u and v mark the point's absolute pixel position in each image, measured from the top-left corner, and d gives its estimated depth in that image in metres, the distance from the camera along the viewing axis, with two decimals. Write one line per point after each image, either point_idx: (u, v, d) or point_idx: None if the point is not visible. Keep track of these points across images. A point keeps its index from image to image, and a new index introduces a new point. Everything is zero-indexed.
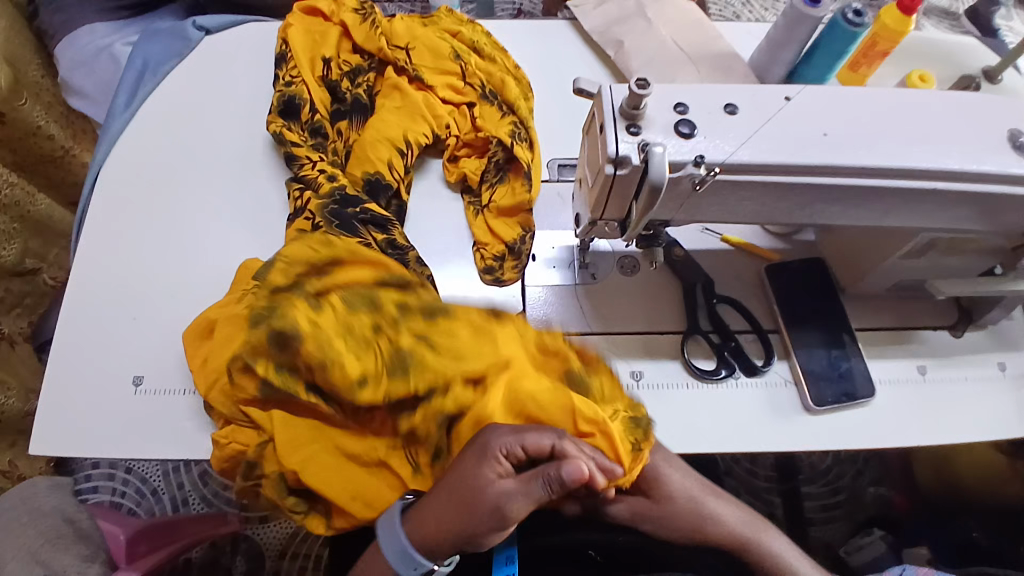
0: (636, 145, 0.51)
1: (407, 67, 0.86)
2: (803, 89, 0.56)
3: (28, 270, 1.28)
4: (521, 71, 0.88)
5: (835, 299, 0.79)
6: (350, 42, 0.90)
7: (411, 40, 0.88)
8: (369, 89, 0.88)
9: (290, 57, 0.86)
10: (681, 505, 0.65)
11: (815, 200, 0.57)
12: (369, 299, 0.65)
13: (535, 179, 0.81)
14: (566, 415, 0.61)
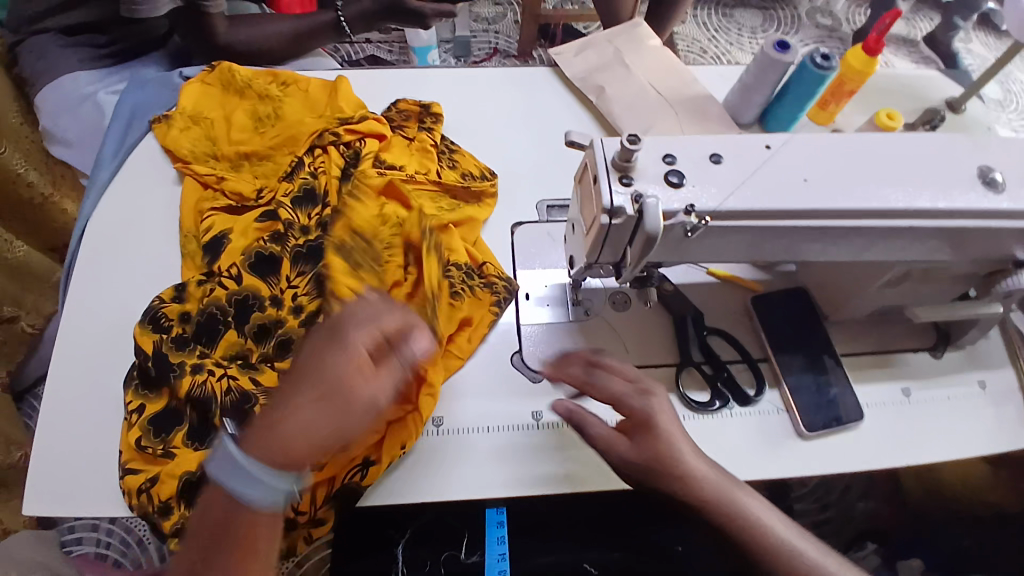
0: (630, 196, 0.53)
1: (334, 136, 0.85)
2: (784, 137, 0.59)
3: (6, 318, 1.27)
4: (437, 118, 0.90)
5: (819, 326, 0.82)
6: (260, 142, 0.88)
7: (326, 111, 0.90)
8: (314, 171, 0.84)
9: (217, 153, 0.88)
10: (653, 453, 0.63)
11: (799, 238, 0.59)
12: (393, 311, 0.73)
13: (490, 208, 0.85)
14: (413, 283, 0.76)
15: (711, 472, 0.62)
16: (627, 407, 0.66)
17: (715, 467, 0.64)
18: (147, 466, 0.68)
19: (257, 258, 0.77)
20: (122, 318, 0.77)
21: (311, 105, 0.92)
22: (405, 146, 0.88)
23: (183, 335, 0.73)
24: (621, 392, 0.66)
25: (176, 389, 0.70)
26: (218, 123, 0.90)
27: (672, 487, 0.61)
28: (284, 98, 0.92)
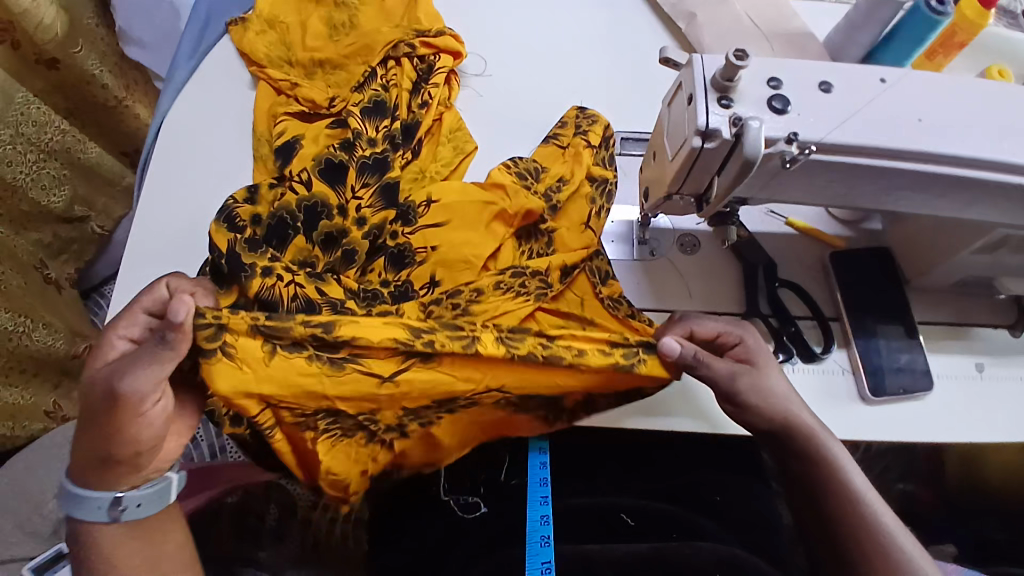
0: (728, 118, 0.50)
1: (409, 49, 0.83)
2: (899, 72, 0.54)
3: (76, 217, 1.31)
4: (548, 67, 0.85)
5: (899, 289, 0.77)
6: (331, 52, 0.86)
7: (403, 22, 0.87)
8: (386, 83, 0.82)
9: (291, 58, 0.86)
10: (774, 390, 0.64)
11: (900, 185, 0.55)
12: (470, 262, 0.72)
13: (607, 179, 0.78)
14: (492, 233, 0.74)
15: (815, 420, 0.65)
16: (733, 338, 0.66)
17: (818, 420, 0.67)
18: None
19: (328, 164, 0.76)
20: (191, 217, 0.79)
21: (387, 14, 0.89)
22: (557, 154, 0.79)
23: (254, 237, 0.71)
24: (718, 326, 0.66)
25: (245, 288, 0.67)
26: (294, 28, 0.89)
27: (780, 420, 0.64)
28: (359, 6, 0.89)
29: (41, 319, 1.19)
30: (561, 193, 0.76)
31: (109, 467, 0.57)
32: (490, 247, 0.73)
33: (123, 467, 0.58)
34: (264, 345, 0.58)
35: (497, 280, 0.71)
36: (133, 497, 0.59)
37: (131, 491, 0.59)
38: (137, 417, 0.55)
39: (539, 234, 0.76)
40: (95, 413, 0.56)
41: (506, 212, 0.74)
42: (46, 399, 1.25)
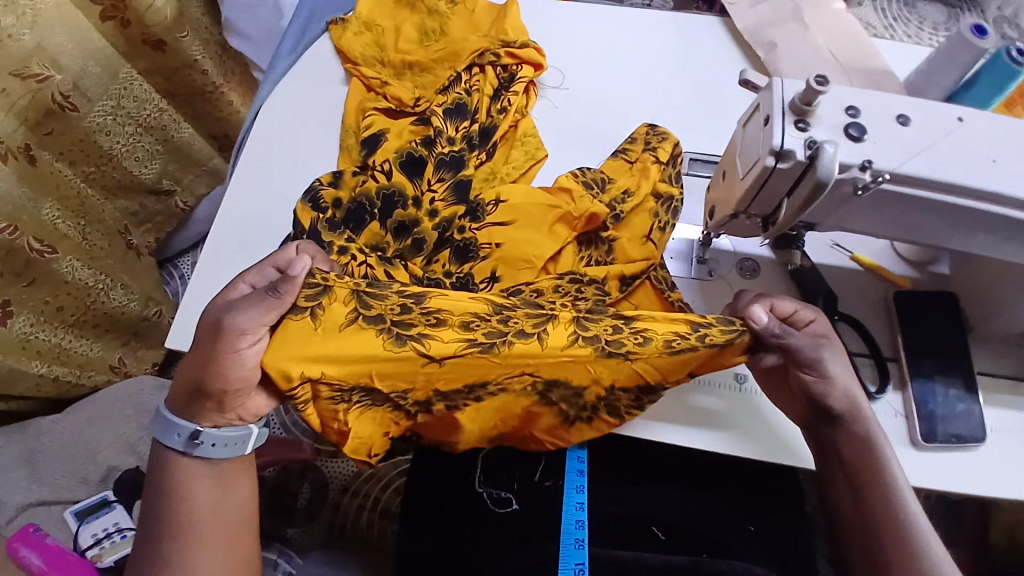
0: (803, 141, 0.52)
1: (494, 58, 0.88)
2: (978, 112, 0.55)
3: (163, 190, 1.41)
4: (620, 87, 0.90)
5: (961, 336, 0.76)
6: (420, 56, 0.92)
7: (490, 33, 0.92)
8: (469, 88, 0.87)
9: (383, 59, 0.92)
10: (844, 375, 0.65)
11: (971, 223, 0.55)
12: (525, 259, 0.76)
13: (671, 190, 0.79)
14: (548, 234, 0.77)
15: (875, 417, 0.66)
16: (808, 315, 0.67)
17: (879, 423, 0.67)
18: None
19: (409, 157, 0.81)
20: (275, 197, 0.84)
21: (475, 26, 0.94)
22: (624, 168, 0.81)
23: (334, 218, 0.78)
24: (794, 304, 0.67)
25: None
26: (388, 33, 0.95)
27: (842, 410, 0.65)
28: (450, 16, 0.95)
29: (119, 279, 1.29)
30: (626, 205, 0.79)
31: (199, 400, 0.63)
32: (551, 250, 0.76)
33: (210, 403, 0.62)
34: (348, 314, 0.63)
35: (556, 284, 0.74)
36: (211, 435, 0.64)
37: (211, 429, 0.64)
38: (231, 355, 0.60)
39: (600, 242, 0.79)
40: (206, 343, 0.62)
41: (569, 215, 0.77)
42: (114, 354, 1.33)
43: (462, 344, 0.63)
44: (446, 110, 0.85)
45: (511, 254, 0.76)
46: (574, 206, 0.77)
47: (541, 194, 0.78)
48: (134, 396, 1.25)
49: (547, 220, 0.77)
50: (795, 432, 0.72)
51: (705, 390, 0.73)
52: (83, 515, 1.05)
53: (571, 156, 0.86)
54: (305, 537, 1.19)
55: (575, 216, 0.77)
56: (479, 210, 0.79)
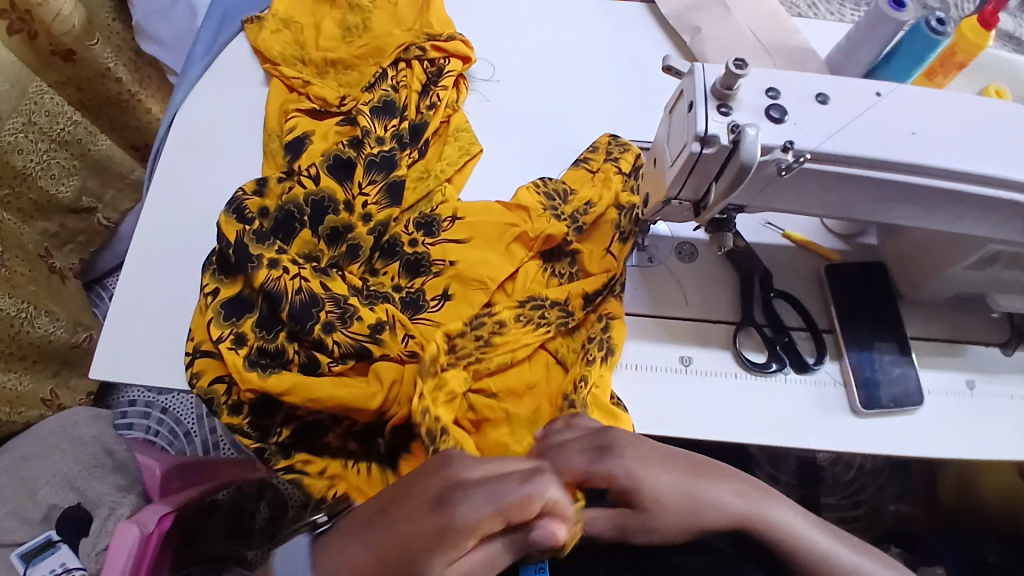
0: (726, 126, 0.51)
1: (420, 52, 0.85)
2: (892, 86, 0.56)
3: (84, 208, 1.33)
4: (551, 76, 0.89)
5: (892, 303, 0.79)
6: (343, 53, 0.88)
7: (415, 27, 0.90)
8: (395, 85, 0.84)
9: (304, 57, 0.88)
10: (668, 508, 0.52)
11: (893, 195, 0.56)
12: (479, 279, 0.73)
13: (632, 200, 0.79)
14: (503, 252, 0.75)
15: (733, 501, 0.53)
16: (601, 477, 0.51)
17: (743, 481, 0.56)
18: (213, 351, 0.71)
19: (337, 163, 0.79)
20: (199, 210, 0.80)
21: (399, 19, 0.91)
22: (585, 178, 0.80)
23: (262, 229, 0.74)
24: (580, 464, 0.52)
25: (252, 278, 0.71)
26: (308, 30, 0.91)
27: (688, 530, 0.52)
28: (373, 10, 0.91)
29: (44, 307, 1.20)
30: (587, 216, 0.78)
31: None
32: (507, 269, 0.74)
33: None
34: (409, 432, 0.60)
35: (518, 312, 0.73)
36: None
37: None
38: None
39: (562, 256, 0.79)
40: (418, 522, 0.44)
41: (525, 235, 0.76)
42: (44, 387, 1.23)
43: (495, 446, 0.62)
44: (374, 109, 0.83)
45: (459, 272, 0.74)
46: (529, 224, 0.76)
47: (495, 212, 0.76)
48: (68, 429, 1.11)
49: (502, 238, 0.75)
50: (744, 410, 0.73)
51: (653, 376, 0.73)
52: (28, 557, 0.99)
53: (506, 151, 0.84)
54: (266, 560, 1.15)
55: (534, 232, 0.76)
56: (430, 229, 0.77)
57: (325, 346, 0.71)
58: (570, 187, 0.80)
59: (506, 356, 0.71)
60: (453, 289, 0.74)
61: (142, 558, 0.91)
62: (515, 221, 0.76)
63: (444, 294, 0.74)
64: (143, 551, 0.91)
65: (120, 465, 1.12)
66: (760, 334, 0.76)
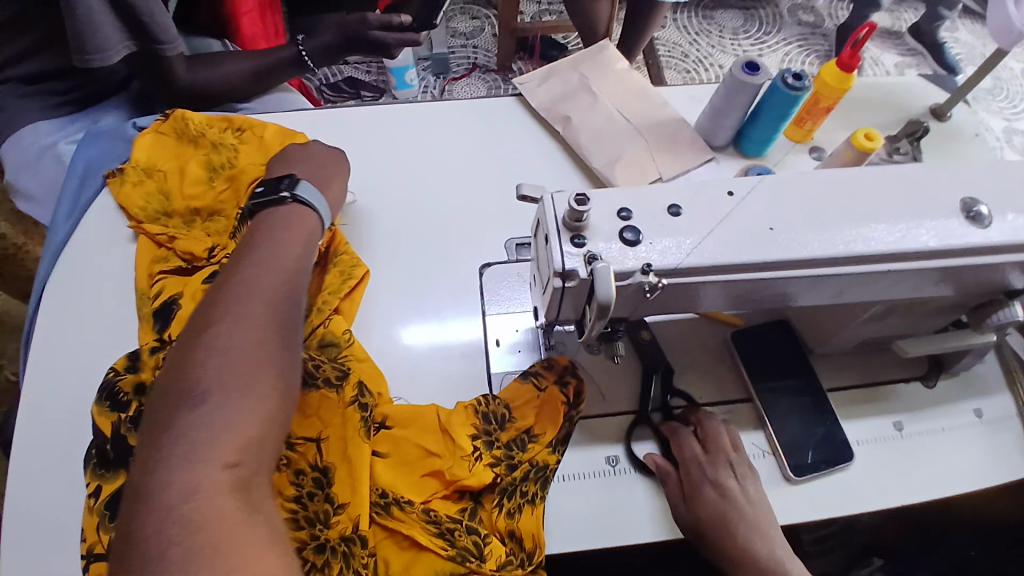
0: (582, 258, 0.50)
1: None
2: (747, 182, 0.56)
3: None
4: (434, 181, 0.88)
5: (803, 360, 0.78)
6: (211, 199, 0.84)
7: None
8: None
9: (169, 210, 0.84)
10: (708, 508, 0.69)
11: (769, 288, 0.56)
12: (415, 481, 0.68)
13: (579, 405, 0.73)
14: (438, 441, 0.69)
15: (745, 516, 0.69)
16: (694, 469, 0.70)
17: (762, 510, 0.70)
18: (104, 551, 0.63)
19: None
20: (77, 388, 0.75)
21: (268, 151, 0.88)
22: (527, 393, 0.73)
23: (139, 411, 0.68)
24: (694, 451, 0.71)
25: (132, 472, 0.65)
26: (172, 176, 0.86)
27: (725, 532, 0.69)
28: (239, 147, 0.87)
29: None
30: (516, 411, 0.72)
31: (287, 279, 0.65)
32: (444, 464, 0.68)
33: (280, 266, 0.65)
34: None
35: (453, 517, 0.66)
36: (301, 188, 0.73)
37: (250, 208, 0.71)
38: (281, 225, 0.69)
39: (493, 428, 0.70)
40: (232, 365, 0.53)
41: (454, 421, 0.70)
42: None
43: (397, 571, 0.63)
44: None
45: (395, 471, 0.68)
46: (462, 423, 0.70)
47: (424, 413, 0.71)
48: None
49: (432, 433, 0.70)
50: (664, 502, 0.72)
51: (581, 485, 0.71)
52: None
53: (395, 271, 0.82)
54: None
55: (465, 428, 0.70)
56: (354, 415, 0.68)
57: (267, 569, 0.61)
58: (525, 390, 0.73)
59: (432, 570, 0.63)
60: (394, 484, 0.67)
61: None
62: (442, 423, 0.70)
63: (382, 489, 0.66)
64: None
65: None
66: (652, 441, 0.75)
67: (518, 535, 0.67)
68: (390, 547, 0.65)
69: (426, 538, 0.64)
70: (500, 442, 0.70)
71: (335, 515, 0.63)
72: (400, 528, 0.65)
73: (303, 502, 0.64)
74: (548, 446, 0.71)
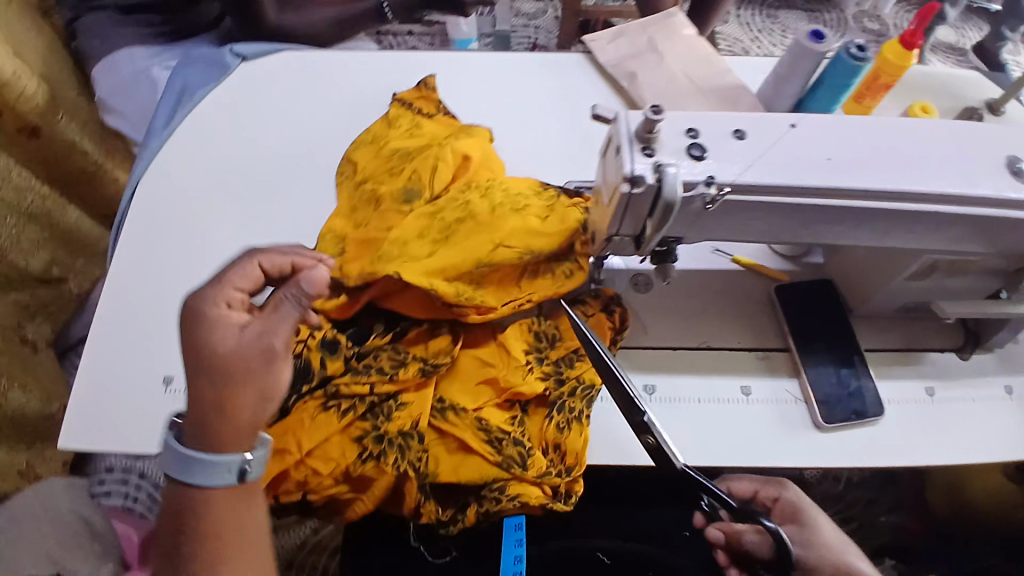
0: (650, 166, 0.54)
1: (461, 157, 0.79)
2: (808, 117, 0.60)
3: (54, 278, 1.29)
4: (502, 123, 0.93)
5: (843, 317, 0.81)
6: (385, 142, 0.86)
7: (447, 133, 0.85)
8: (407, 162, 0.81)
9: (358, 145, 0.89)
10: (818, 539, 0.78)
11: (820, 219, 0.59)
12: (471, 389, 0.72)
13: (621, 337, 0.78)
14: (495, 353, 0.74)
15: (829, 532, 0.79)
16: (770, 496, 0.85)
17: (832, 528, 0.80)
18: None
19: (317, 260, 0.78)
20: (165, 278, 0.83)
21: (447, 125, 0.88)
22: None
23: None
24: (757, 487, 0.87)
25: None
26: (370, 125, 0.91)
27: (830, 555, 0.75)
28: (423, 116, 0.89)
29: (16, 380, 1.15)
30: (564, 333, 0.77)
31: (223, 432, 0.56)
32: (500, 375, 0.72)
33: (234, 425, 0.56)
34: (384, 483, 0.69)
35: (502, 423, 0.71)
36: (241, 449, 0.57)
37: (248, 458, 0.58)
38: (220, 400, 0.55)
39: (545, 346, 0.76)
40: None
41: (509, 337, 0.74)
42: (19, 459, 1.17)
43: (451, 467, 0.69)
44: (384, 203, 0.78)
45: (454, 380, 0.73)
46: (518, 340, 0.74)
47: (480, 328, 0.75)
48: (45, 503, 1.09)
49: (490, 349, 0.74)
50: (706, 434, 0.76)
51: (618, 407, 0.77)
52: None
53: None
54: None
55: (521, 344, 0.74)
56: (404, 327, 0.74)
57: (324, 455, 0.68)
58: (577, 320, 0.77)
59: (476, 473, 0.69)
60: (448, 390, 0.72)
61: None
62: (498, 338, 0.74)
63: (439, 395, 0.71)
64: None
65: (95, 534, 1.07)
66: (707, 413, 0.77)
67: (562, 449, 0.72)
68: (442, 447, 0.70)
69: (473, 444, 0.69)
70: (550, 359, 0.75)
71: (397, 414, 0.69)
72: (450, 430, 0.70)
73: (368, 403, 0.69)
74: (595, 366, 0.76)
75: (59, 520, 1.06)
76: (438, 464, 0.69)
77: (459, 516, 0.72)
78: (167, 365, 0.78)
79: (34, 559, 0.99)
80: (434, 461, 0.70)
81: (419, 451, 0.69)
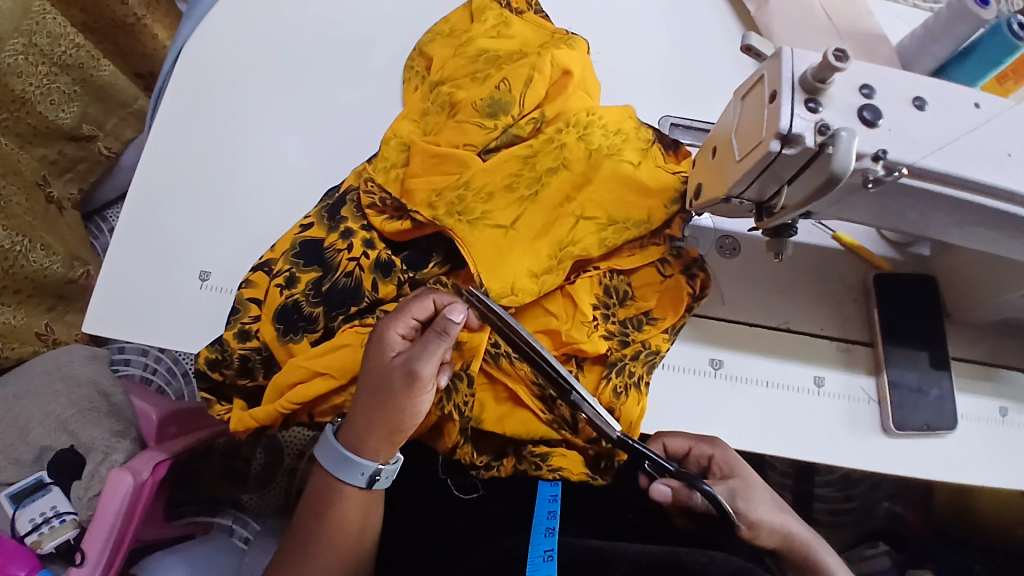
0: (813, 124, 0.45)
1: (556, 75, 0.70)
2: (1001, 103, 0.49)
3: (84, 135, 1.19)
4: (600, 38, 0.81)
5: (939, 320, 0.74)
6: (470, 37, 0.75)
7: (543, 39, 0.75)
8: (495, 68, 0.71)
9: (437, 36, 0.78)
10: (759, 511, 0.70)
11: (975, 219, 0.51)
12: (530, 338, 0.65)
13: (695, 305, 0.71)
14: (560, 304, 0.66)
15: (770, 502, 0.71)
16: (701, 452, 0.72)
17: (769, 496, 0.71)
18: (264, 285, 0.68)
19: (376, 168, 0.70)
20: (207, 159, 0.76)
21: (542, 28, 0.76)
22: (653, 280, 0.70)
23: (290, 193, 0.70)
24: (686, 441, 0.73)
25: (278, 251, 0.69)
26: (455, 13, 0.79)
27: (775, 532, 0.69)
28: (517, 13, 0.77)
29: (37, 238, 1.08)
30: (636, 292, 0.70)
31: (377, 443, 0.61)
32: (561, 329, 0.66)
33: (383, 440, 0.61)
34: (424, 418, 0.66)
35: None
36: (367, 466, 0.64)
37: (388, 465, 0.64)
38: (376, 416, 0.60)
39: (615, 305, 0.69)
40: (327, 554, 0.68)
41: (578, 289, 0.67)
42: (39, 320, 1.12)
43: (497, 417, 0.65)
44: (464, 115, 0.69)
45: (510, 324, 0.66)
46: (587, 294, 0.67)
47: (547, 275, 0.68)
48: (63, 368, 1.06)
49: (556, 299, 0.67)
50: (767, 421, 0.70)
51: (679, 377, 0.71)
52: (17, 499, 0.93)
53: None
54: (261, 502, 1.19)
55: (589, 298, 0.67)
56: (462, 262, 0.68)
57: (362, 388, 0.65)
58: (653, 281, 0.70)
59: (523, 426, 0.65)
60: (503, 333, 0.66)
61: (135, 504, 0.88)
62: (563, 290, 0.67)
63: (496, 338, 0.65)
64: (137, 499, 0.88)
65: (115, 408, 1.06)
66: (774, 399, 0.71)
67: (615, 415, 0.67)
68: (490, 393, 0.65)
69: (520, 398, 0.65)
70: (617, 318, 0.69)
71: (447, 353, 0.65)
72: (502, 379, 0.65)
73: None
74: (664, 332, 0.70)
75: (77, 390, 1.04)
76: (483, 411, 0.65)
77: (494, 463, 0.69)
78: (203, 259, 0.72)
79: (46, 421, 1.01)
80: (479, 408, 0.65)
81: (464, 395, 0.64)
